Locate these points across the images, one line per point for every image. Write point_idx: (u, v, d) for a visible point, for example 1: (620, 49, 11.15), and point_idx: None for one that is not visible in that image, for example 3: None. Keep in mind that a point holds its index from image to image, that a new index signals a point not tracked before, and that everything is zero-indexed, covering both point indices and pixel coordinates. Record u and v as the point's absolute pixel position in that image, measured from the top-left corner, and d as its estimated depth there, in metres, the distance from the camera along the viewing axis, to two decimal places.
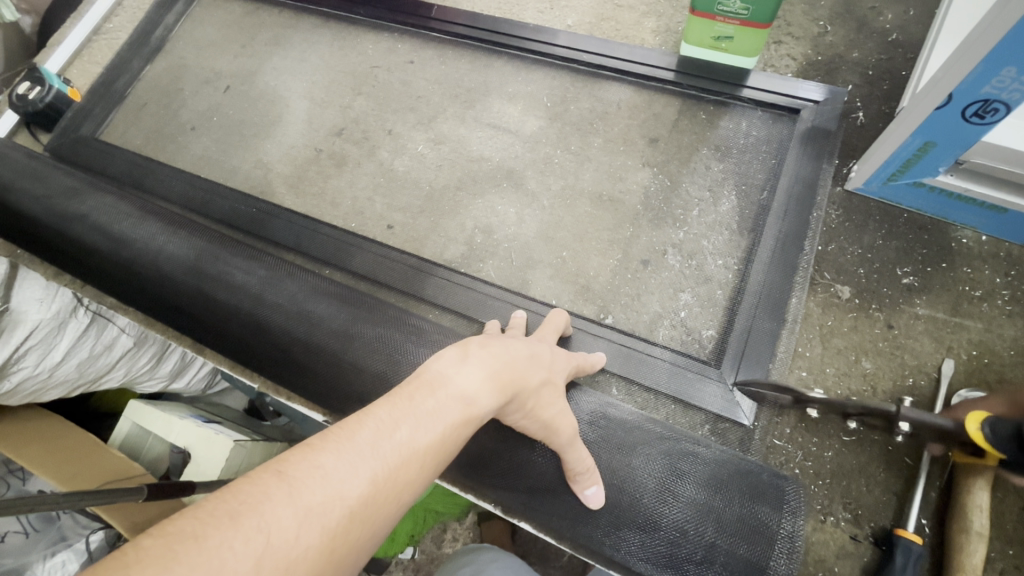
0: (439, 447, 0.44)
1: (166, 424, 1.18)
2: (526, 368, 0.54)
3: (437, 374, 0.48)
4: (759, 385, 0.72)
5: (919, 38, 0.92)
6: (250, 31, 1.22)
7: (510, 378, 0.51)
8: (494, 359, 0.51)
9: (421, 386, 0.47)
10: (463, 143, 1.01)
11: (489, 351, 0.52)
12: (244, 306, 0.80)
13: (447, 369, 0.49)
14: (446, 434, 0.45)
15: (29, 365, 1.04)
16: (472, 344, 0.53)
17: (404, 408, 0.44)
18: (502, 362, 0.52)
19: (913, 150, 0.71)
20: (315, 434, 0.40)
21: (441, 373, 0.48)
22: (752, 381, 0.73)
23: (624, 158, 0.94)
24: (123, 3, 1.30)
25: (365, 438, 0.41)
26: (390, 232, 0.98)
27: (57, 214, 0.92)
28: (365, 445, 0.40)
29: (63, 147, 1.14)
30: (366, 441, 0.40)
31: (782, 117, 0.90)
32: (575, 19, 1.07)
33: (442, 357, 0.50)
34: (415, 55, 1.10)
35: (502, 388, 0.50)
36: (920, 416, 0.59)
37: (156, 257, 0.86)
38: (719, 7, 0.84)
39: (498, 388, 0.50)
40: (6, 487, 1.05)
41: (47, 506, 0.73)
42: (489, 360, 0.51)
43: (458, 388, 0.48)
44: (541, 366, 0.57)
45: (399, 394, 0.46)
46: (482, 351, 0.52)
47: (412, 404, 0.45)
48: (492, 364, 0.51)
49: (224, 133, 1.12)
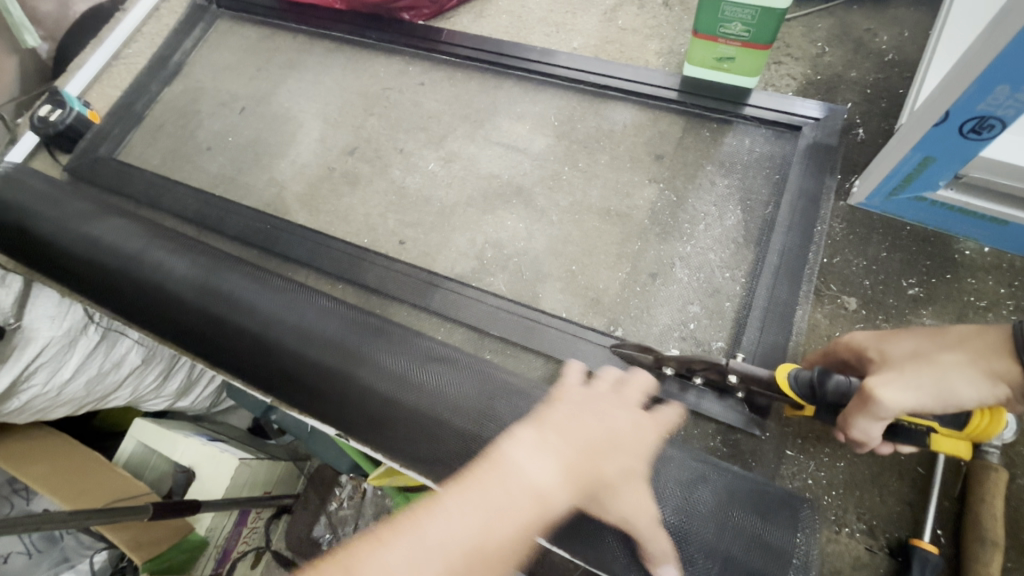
0: (511, 543, 0.46)
1: (174, 442, 1.23)
2: (600, 457, 0.54)
3: (510, 463, 0.51)
4: (624, 346, 0.80)
5: (915, 58, 0.95)
6: (265, 54, 1.26)
7: (580, 471, 0.52)
8: (568, 454, 0.53)
9: (496, 475, 0.50)
10: (473, 161, 1.04)
11: (562, 442, 0.54)
12: (258, 322, 0.82)
13: (520, 459, 0.51)
14: (513, 530, 0.47)
15: (39, 382, 1.05)
16: (548, 431, 0.54)
17: (475, 500, 0.47)
18: (573, 455, 0.53)
19: (914, 164, 0.73)
20: (386, 525, 0.46)
21: (515, 463, 0.51)
22: (623, 343, 0.81)
23: (630, 174, 0.96)
24: (142, 29, 1.35)
25: (429, 532, 0.45)
26: (402, 247, 0.99)
27: (75, 234, 0.94)
28: (429, 539, 0.44)
29: (81, 167, 1.17)
30: (430, 535, 0.45)
31: (784, 134, 0.93)
32: (580, 41, 1.10)
33: (516, 441, 0.53)
34: (425, 77, 1.14)
35: (573, 483, 0.51)
36: (749, 369, 0.66)
37: (174, 272, 0.88)
38: (720, 29, 0.88)
39: (567, 484, 0.51)
40: (11, 506, 1.06)
41: (51, 526, 0.76)
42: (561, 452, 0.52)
43: (529, 481, 0.49)
44: (620, 451, 0.57)
45: (474, 482, 0.49)
46: (556, 438, 0.54)
47: (485, 494, 0.48)
48: (564, 457, 0.52)
49: (239, 152, 1.15)
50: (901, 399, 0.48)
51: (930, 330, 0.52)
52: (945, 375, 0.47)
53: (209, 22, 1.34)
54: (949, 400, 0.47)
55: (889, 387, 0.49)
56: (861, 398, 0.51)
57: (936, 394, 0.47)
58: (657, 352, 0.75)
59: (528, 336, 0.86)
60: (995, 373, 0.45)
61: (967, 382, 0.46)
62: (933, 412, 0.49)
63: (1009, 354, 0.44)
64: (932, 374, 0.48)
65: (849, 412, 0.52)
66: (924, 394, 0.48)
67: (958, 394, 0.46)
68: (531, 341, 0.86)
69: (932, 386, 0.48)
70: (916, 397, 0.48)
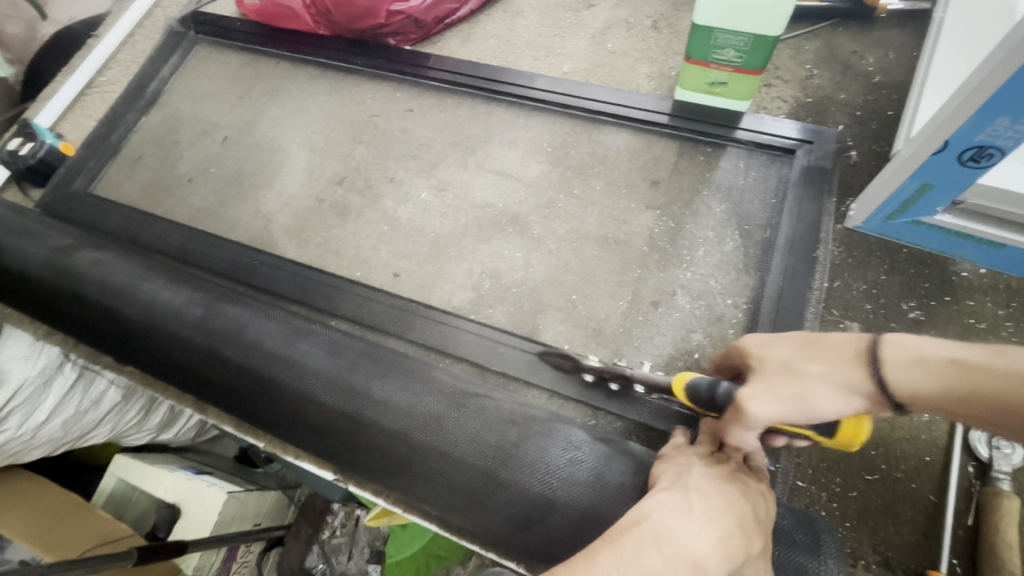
0: None
1: (155, 479, 1.19)
2: (750, 527, 0.51)
3: (664, 529, 0.46)
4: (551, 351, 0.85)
5: (901, 79, 0.96)
6: (247, 81, 1.22)
7: (737, 543, 0.48)
8: (721, 521, 0.49)
9: (654, 538, 0.45)
10: (465, 189, 1.02)
11: (710, 508, 0.50)
12: (247, 366, 0.78)
13: (673, 523, 0.47)
14: None
15: (13, 426, 0.99)
16: (693, 496, 0.52)
17: (633, 561, 0.42)
18: (727, 524, 0.49)
19: (911, 190, 0.73)
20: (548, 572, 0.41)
21: (667, 527, 0.47)
22: (550, 350, 0.85)
23: (627, 201, 0.95)
24: (116, 56, 1.31)
25: None
26: (397, 280, 0.97)
27: (49, 274, 0.89)
28: None
29: (54, 203, 1.12)
30: None
31: (778, 158, 0.93)
32: (570, 65, 1.10)
33: (667, 509, 0.49)
34: (414, 103, 1.12)
35: (731, 555, 0.47)
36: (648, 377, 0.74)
37: (156, 314, 0.83)
38: (713, 55, 0.88)
39: (724, 558, 0.46)
40: None
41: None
42: (713, 516, 0.49)
43: (688, 550, 0.45)
44: (758, 529, 0.53)
45: (624, 547, 0.44)
46: (706, 509, 0.50)
47: (640, 560, 0.43)
48: (718, 526, 0.48)
49: (222, 184, 1.12)
50: (766, 413, 0.46)
51: (803, 336, 0.48)
52: (805, 389, 0.45)
53: (187, 48, 1.29)
54: (813, 413, 0.45)
55: (755, 400, 0.47)
56: (734, 411, 0.48)
57: (801, 408, 0.45)
58: (575, 358, 0.82)
59: (530, 370, 0.84)
60: (854, 386, 0.44)
61: (827, 396, 0.44)
62: (799, 425, 0.46)
63: (864, 367, 0.43)
64: (795, 387, 0.45)
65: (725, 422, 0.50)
66: (787, 408, 0.45)
67: (819, 407, 0.44)
68: (535, 376, 0.84)
69: (796, 400, 0.45)
70: (777, 410, 0.46)
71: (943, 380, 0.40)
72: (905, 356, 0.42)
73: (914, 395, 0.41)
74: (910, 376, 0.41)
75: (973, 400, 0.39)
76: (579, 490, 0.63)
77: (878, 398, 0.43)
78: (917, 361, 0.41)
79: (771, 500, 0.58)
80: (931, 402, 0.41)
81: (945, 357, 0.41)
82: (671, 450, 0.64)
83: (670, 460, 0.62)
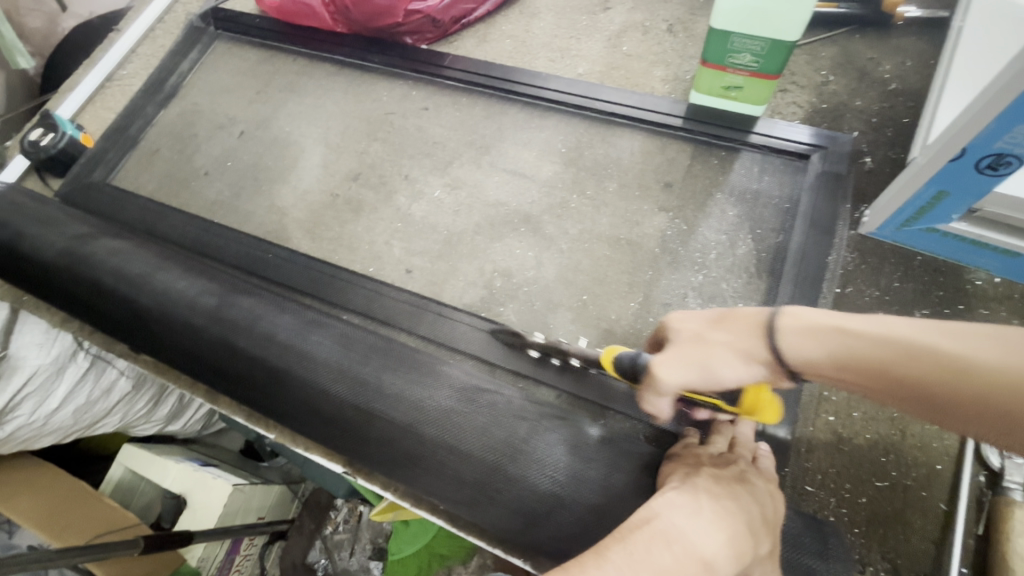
0: None
1: (161, 469, 1.20)
2: (758, 529, 0.51)
3: (674, 527, 0.46)
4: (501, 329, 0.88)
5: (918, 87, 0.96)
6: (265, 77, 1.24)
7: (746, 545, 0.48)
8: (730, 522, 0.49)
9: (664, 537, 0.45)
10: (479, 188, 1.03)
11: (719, 509, 0.50)
12: (261, 357, 0.79)
13: (683, 522, 0.47)
14: None
15: (24, 413, 1.01)
16: (701, 496, 0.52)
17: (645, 558, 0.42)
18: (736, 524, 0.49)
19: (927, 198, 0.73)
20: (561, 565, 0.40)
21: (677, 526, 0.46)
22: (500, 327, 0.88)
23: (639, 203, 0.96)
24: (137, 50, 1.33)
25: None
26: (409, 276, 0.97)
27: (67, 263, 0.90)
28: None
29: (73, 193, 1.13)
30: None
31: (792, 163, 0.93)
32: (585, 67, 1.10)
33: (676, 509, 0.49)
34: (429, 101, 1.12)
35: (740, 556, 0.47)
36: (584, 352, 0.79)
37: (171, 304, 0.84)
38: (729, 59, 0.88)
39: (733, 558, 0.46)
40: None
41: (41, 564, 0.82)
42: (723, 517, 0.49)
43: (699, 550, 0.45)
44: (767, 531, 0.53)
45: (634, 544, 0.44)
46: (715, 510, 0.50)
47: (652, 557, 0.43)
48: (727, 527, 0.48)
49: (238, 178, 1.13)
50: (674, 379, 0.53)
51: (716, 313, 0.55)
52: (713, 356, 0.52)
53: (206, 43, 1.31)
54: (716, 377, 0.51)
55: (666, 368, 0.54)
56: (648, 380, 0.55)
57: (706, 374, 0.51)
58: (520, 337, 0.86)
59: (539, 368, 0.85)
60: (751, 351, 0.50)
61: (727, 361, 0.51)
62: (704, 390, 0.53)
63: (761, 335, 0.49)
64: (700, 355, 0.52)
65: (643, 391, 0.57)
66: (692, 373, 0.52)
67: (721, 372, 0.51)
68: (545, 375, 0.84)
69: (701, 366, 0.52)
70: (686, 376, 0.52)
71: (831, 345, 0.46)
72: (797, 324, 0.48)
73: (798, 360, 0.47)
74: (800, 342, 0.47)
75: (853, 364, 0.44)
76: (587, 489, 0.63)
77: (774, 363, 0.49)
78: (808, 328, 0.47)
79: (779, 503, 0.58)
80: (819, 367, 0.47)
81: (833, 324, 0.46)
82: (681, 451, 0.64)
83: (679, 461, 0.62)
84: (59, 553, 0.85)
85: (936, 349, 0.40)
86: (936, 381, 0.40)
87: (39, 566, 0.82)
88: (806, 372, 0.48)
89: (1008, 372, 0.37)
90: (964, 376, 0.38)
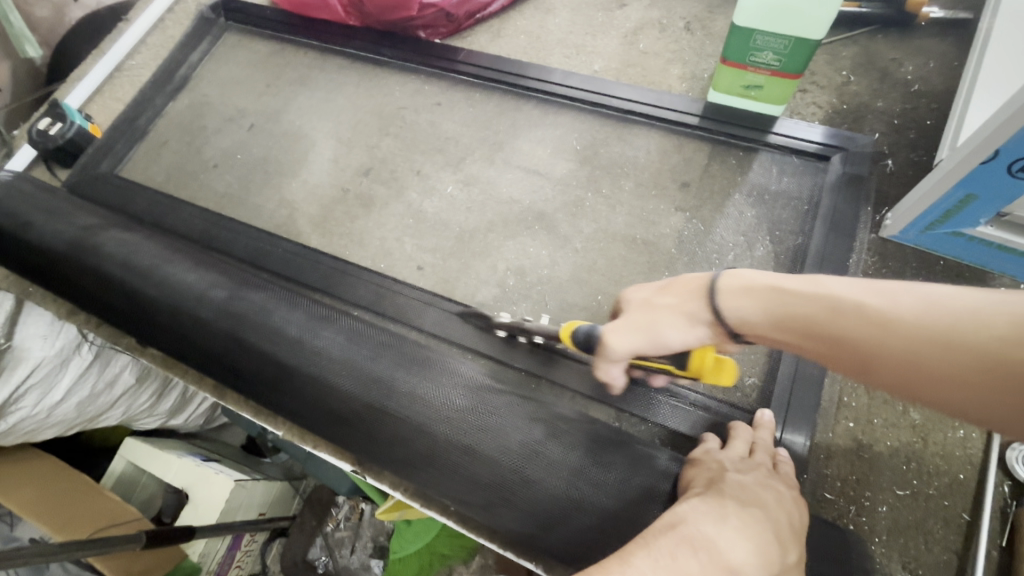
0: None
1: (164, 463, 1.19)
2: (787, 537, 0.49)
3: (699, 533, 0.45)
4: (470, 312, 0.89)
5: (941, 88, 0.95)
6: (276, 69, 1.22)
7: (775, 553, 0.46)
8: (758, 529, 0.47)
9: (690, 543, 0.43)
10: (492, 185, 1.01)
11: (746, 516, 0.48)
12: (270, 352, 0.77)
13: (708, 528, 0.45)
14: None
15: (28, 405, 1.00)
16: (725, 502, 0.50)
17: (672, 563, 0.41)
18: (764, 532, 0.47)
19: (954, 201, 0.71)
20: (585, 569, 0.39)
21: (703, 532, 0.45)
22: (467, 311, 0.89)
23: (656, 203, 0.94)
24: (146, 41, 1.31)
25: None
26: (421, 273, 0.96)
27: (74, 253, 0.89)
28: None
29: (81, 184, 1.12)
30: None
31: (812, 163, 0.91)
32: (601, 64, 1.09)
33: (701, 515, 0.47)
34: (442, 97, 1.11)
35: (770, 564, 0.45)
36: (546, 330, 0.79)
37: (180, 296, 0.83)
38: (751, 57, 0.86)
39: (762, 567, 0.44)
40: None
41: (42, 557, 0.80)
42: (750, 524, 0.47)
43: (728, 557, 0.43)
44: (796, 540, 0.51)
45: (659, 549, 0.42)
46: (742, 516, 0.48)
47: (679, 562, 0.41)
48: (756, 534, 0.46)
49: (247, 171, 1.11)
50: (623, 344, 0.58)
51: (665, 280, 0.59)
52: (659, 321, 0.56)
53: (216, 35, 1.30)
54: (662, 340, 0.55)
55: (616, 335, 0.58)
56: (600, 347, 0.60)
57: (652, 336, 0.56)
58: (487, 319, 0.86)
59: (552, 369, 0.83)
60: (693, 314, 0.54)
61: (673, 325, 0.55)
62: (652, 354, 0.57)
63: (703, 298, 0.53)
64: (646, 321, 0.57)
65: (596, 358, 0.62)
66: (639, 338, 0.57)
67: (666, 335, 0.55)
68: (558, 375, 0.83)
69: (647, 331, 0.56)
70: (635, 341, 0.57)
71: (767, 304, 0.49)
72: (735, 286, 0.51)
73: (737, 320, 0.51)
74: (737, 303, 0.51)
75: (783, 321, 0.47)
76: (605, 493, 0.62)
77: (714, 324, 0.53)
78: (745, 289, 0.51)
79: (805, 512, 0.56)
80: (755, 325, 0.50)
81: (766, 285, 0.49)
82: (700, 456, 0.64)
83: (700, 467, 0.61)
84: (59, 547, 0.83)
85: (858, 304, 0.42)
86: (861, 335, 0.42)
87: (40, 560, 0.81)
88: (743, 331, 0.51)
89: (917, 321, 0.38)
90: (881, 328, 0.40)
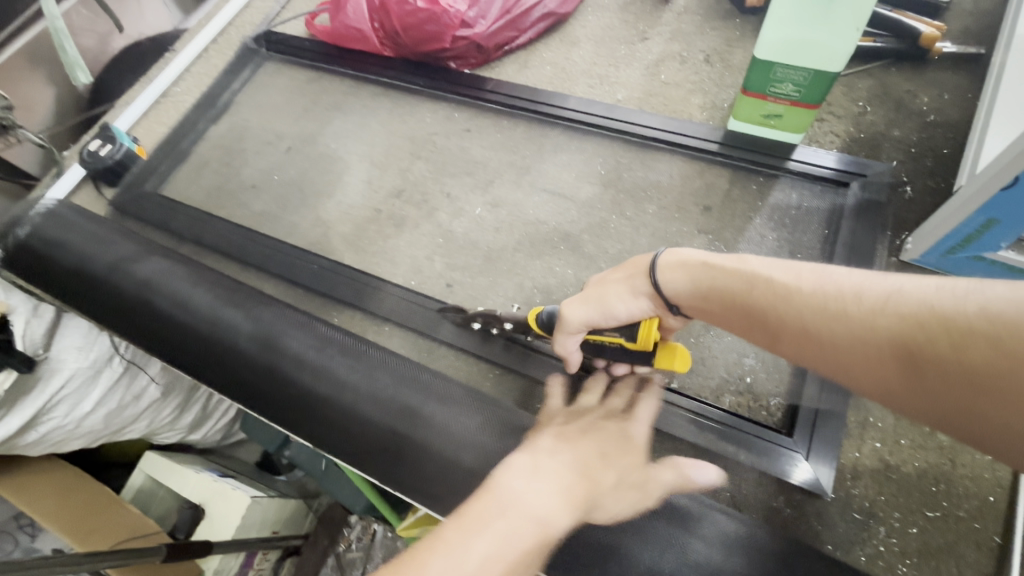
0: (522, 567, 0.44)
1: (181, 478, 1.21)
2: (597, 466, 0.54)
3: (508, 488, 0.48)
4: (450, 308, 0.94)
5: (956, 119, 0.98)
6: (312, 96, 1.29)
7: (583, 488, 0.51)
8: (569, 470, 0.52)
9: (496, 501, 0.47)
10: (519, 207, 1.05)
11: (561, 463, 0.52)
12: (304, 363, 0.81)
13: (521, 483, 0.49)
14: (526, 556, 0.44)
15: (59, 415, 1.02)
16: (542, 455, 0.53)
17: (476, 528, 0.44)
18: (575, 472, 0.52)
19: (975, 226, 0.74)
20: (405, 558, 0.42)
21: (514, 488, 0.48)
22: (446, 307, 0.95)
23: (679, 225, 0.97)
24: (191, 69, 1.39)
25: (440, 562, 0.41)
26: (450, 290, 0.99)
27: (119, 267, 0.94)
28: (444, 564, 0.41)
29: (126, 202, 1.18)
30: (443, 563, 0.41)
31: (830, 189, 0.94)
32: (624, 94, 1.14)
33: (513, 468, 0.51)
34: (471, 123, 1.16)
35: (577, 500, 0.50)
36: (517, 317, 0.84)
37: (218, 309, 0.87)
38: (771, 88, 0.90)
39: (567, 502, 0.49)
40: (16, 544, 1.04)
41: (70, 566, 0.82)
42: (563, 471, 0.51)
43: (537, 507, 0.47)
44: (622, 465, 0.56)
45: (470, 516, 0.46)
46: (551, 462, 0.52)
47: (486, 525, 0.45)
48: (564, 477, 0.51)
49: (284, 191, 1.17)
50: (577, 315, 0.66)
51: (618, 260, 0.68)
52: (609, 293, 0.64)
53: (258, 64, 1.37)
54: (610, 310, 0.64)
55: (572, 308, 0.67)
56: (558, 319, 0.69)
57: (602, 307, 0.64)
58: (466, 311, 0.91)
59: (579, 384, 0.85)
60: (637, 288, 0.63)
61: (620, 296, 0.63)
62: (601, 323, 0.66)
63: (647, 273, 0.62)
64: (599, 295, 0.65)
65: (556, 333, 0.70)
66: (591, 309, 0.65)
67: (615, 306, 0.64)
68: None
69: (598, 303, 0.65)
70: (587, 312, 0.65)
71: (696, 278, 0.58)
72: (673, 263, 0.60)
73: (673, 292, 0.60)
74: (675, 276, 0.59)
75: (711, 294, 0.57)
76: None
77: (656, 296, 0.62)
78: (682, 265, 0.59)
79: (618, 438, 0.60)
80: (686, 296, 0.59)
81: (699, 262, 0.59)
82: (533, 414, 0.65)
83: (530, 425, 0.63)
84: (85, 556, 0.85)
85: (770, 280, 0.52)
86: (770, 305, 0.51)
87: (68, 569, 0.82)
88: (677, 302, 0.61)
89: (813, 294, 0.48)
90: (784, 299, 0.50)
